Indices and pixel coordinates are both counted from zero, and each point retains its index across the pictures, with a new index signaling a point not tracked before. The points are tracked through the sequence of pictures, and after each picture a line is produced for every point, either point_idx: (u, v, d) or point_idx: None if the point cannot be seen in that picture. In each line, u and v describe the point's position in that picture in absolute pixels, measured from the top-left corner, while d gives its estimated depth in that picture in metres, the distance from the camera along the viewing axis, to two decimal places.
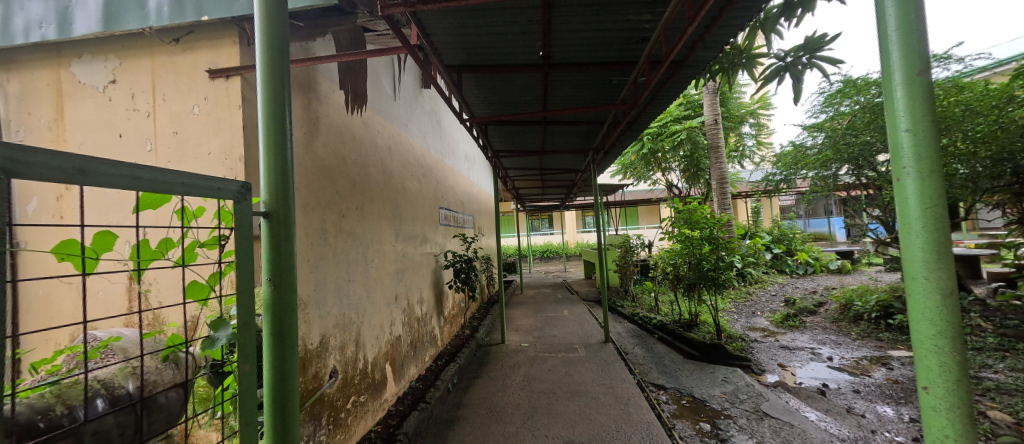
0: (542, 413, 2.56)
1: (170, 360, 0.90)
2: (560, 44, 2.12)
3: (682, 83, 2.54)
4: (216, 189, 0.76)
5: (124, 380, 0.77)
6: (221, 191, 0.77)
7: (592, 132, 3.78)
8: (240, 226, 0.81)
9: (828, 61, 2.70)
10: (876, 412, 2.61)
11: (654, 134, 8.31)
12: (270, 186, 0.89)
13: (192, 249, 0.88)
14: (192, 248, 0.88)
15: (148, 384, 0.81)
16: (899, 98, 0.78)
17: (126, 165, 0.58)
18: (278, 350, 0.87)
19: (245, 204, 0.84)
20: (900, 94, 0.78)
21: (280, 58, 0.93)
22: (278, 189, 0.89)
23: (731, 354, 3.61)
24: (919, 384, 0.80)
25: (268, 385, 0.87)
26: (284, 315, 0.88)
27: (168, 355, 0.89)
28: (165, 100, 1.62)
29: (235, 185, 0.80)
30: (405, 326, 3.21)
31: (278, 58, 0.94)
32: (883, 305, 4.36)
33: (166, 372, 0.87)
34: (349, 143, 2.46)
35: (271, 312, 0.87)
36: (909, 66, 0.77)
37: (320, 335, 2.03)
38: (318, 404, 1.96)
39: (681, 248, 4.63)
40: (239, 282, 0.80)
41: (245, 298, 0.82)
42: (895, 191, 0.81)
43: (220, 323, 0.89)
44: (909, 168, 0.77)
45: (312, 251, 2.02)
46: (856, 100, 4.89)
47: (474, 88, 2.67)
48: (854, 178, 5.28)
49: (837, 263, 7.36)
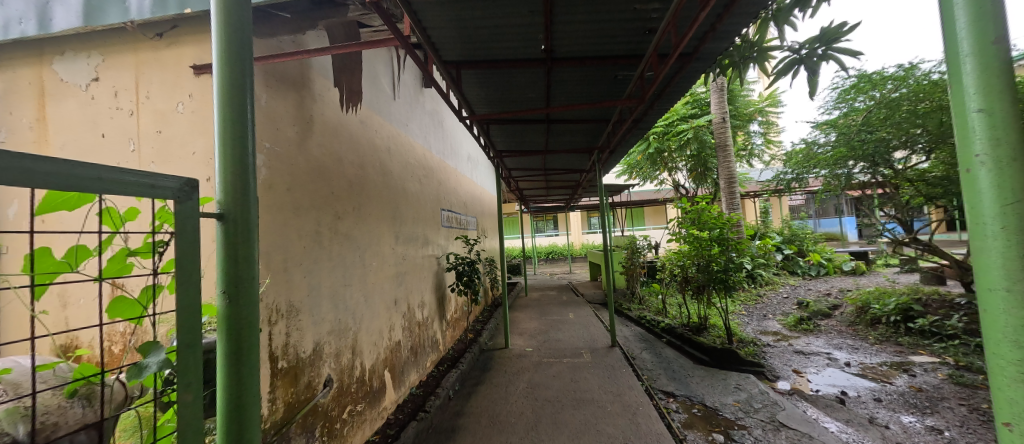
0: (546, 423, 2.45)
1: (78, 395, 0.82)
2: (562, 37, 2.02)
3: (692, 76, 2.42)
4: (151, 187, 0.70)
5: (14, 424, 0.70)
6: (156, 188, 0.70)
7: (597, 131, 3.68)
8: (181, 229, 0.74)
9: (845, 53, 2.57)
10: (901, 423, 2.45)
11: (661, 133, 8.15)
12: (225, 186, 0.81)
13: (123, 260, 0.80)
14: (123, 258, 0.80)
15: (41, 429, 0.73)
16: (971, 72, 0.71)
17: (12, 154, 0.52)
18: (232, 365, 0.79)
19: (190, 204, 0.76)
20: (971, 67, 0.71)
21: (238, 48, 0.85)
22: (233, 189, 0.81)
23: (742, 359, 3.47)
24: (1002, 418, 0.72)
25: (219, 409, 0.79)
26: (239, 328, 0.80)
27: (74, 390, 0.82)
28: (149, 98, 1.55)
29: (174, 181, 0.73)
30: (406, 331, 3.13)
31: (237, 48, 0.86)
32: (902, 308, 4.19)
33: (71, 411, 0.79)
34: (345, 142, 2.38)
35: (225, 323, 0.80)
36: (983, 34, 0.70)
37: (315, 342, 1.96)
38: (312, 414, 1.89)
39: (690, 249, 4.50)
40: (179, 294, 0.73)
41: (188, 312, 0.74)
42: (965, 185, 0.74)
43: (151, 347, 0.80)
44: (984, 155, 0.70)
45: (307, 255, 1.94)
46: (872, 95, 4.72)
47: (475, 86, 2.58)
48: (871, 176, 5.11)
49: (851, 264, 7.15)
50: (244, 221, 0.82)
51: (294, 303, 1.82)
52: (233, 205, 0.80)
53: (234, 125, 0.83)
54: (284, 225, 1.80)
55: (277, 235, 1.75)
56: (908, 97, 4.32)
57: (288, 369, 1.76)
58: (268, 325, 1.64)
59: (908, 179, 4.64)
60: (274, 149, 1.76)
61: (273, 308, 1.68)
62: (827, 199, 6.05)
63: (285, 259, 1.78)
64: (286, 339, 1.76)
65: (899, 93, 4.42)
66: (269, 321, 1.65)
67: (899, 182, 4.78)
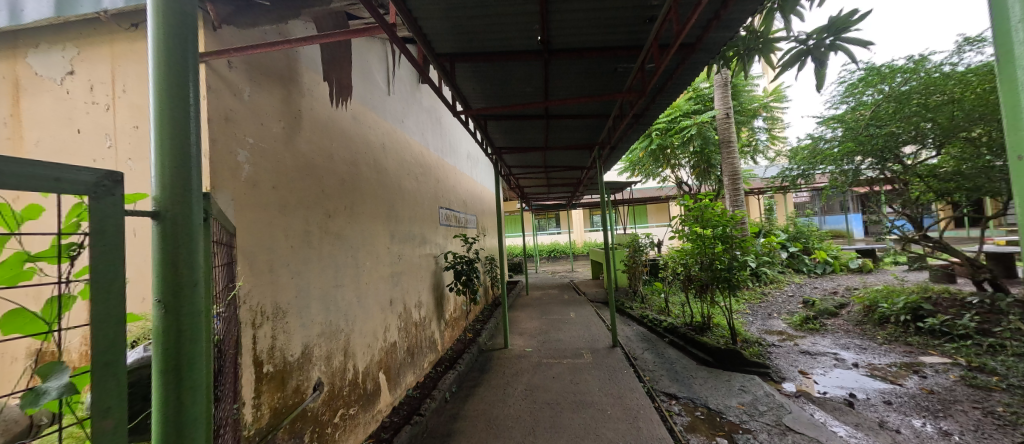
0: (544, 427, 2.38)
1: None
2: (559, 27, 1.94)
3: (695, 68, 2.33)
4: (55, 181, 0.48)
5: None
6: (64, 182, 0.48)
7: (597, 126, 3.58)
8: (97, 230, 0.52)
9: (856, 43, 2.43)
10: (912, 427, 2.36)
11: (663, 129, 8.02)
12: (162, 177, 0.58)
13: (19, 260, 0.64)
14: (20, 260, 0.65)
15: None
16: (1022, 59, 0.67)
17: None
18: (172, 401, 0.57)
19: (111, 201, 0.54)
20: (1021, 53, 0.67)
21: None
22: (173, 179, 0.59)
23: (747, 360, 3.38)
24: None
25: None
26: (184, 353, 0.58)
27: None
28: (125, 92, 1.49)
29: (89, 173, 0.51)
30: (402, 331, 3.07)
31: None
32: (911, 307, 4.09)
33: None
34: (336, 139, 2.31)
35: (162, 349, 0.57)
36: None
37: (304, 345, 1.90)
38: (300, 420, 1.83)
39: (693, 247, 4.41)
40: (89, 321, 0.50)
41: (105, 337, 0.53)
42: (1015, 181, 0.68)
43: (51, 371, 0.60)
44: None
45: (294, 255, 1.88)
46: (880, 89, 4.60)
47: (470, 80, 2.50)
48: (880, 173, 4.99)
49: (857, 261, 7.02)
50: (190, 227, 0.59)
51: (280, 305, 1.76)
52: (174, 205, 0.58)
53: (177, 98, 0.61)
54: (270, 223, 1.73)
55: (263, 235, 1.68)
56: (917, 91, 4.20)
57: (275, 373, 1.70)
58: (252, 328, 1.58)
59: (918, 174, 4.52)
60: (258, 145, 1.70)
61: (258, 310, 1.62)
62: (834, 196, 5.93)
63: (270, 259, 1.72)
64: (272, 342, 1.69)
65: (909, 86, 4.31)
66: (253, 324, 1.59)
67: (909, 178, 4.66)
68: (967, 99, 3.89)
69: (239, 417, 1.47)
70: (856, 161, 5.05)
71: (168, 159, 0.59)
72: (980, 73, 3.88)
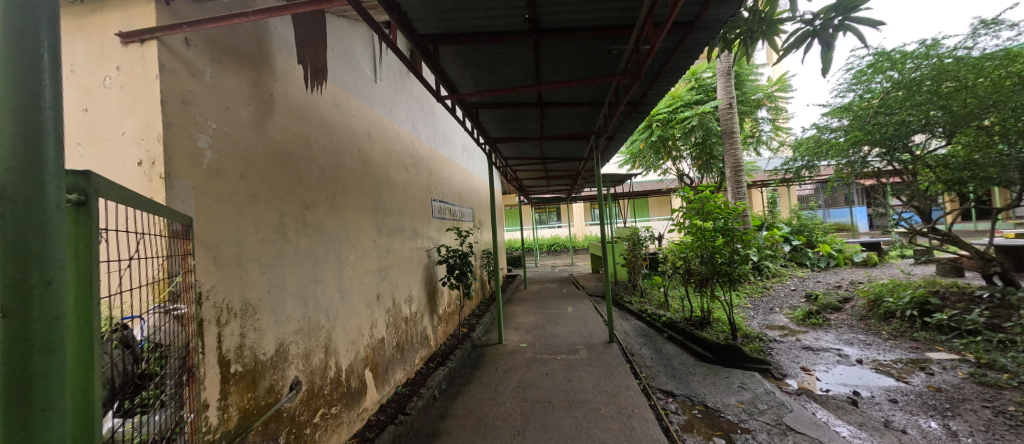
0: (534, 427, 2.29)
1: None
2: (547, 4, 1.79)
3: (695, 49, 2.18)
4: None
5: None
6: None
7: (593, 114, 3.44)
8: None
9: (865, 24, 2.25)
10: (919, 428, 2.25)
11: (664, 120, 7.83)
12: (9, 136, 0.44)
13: None
14: None
15: None
16: None
17: None
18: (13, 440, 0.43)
19: None
20: None
21: None
22: (23, 144, 0.45)
23: (747, 357, 3.30)
24: None
25: None
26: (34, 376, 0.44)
27: None
28: (74, 72, 1.41)
29: None
30: (390, 327, 2.98)
31: None
32: (918, 302, 3.96)
33: None
34: (315, 126, 2.19)
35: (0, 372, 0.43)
36: None
37: (277, 343, 1.81)
38: (274, 421, 1.75)
39: (693, 240, 4.29)
40: None
41: None
42: None
43: None
44: None
45: (266, 249, 1.77)
46: (889, 76, 4.42)
47: (456, 64, 2.36)
48: (889, 164, 4.83)
49: (862, 255, 6.87)
50: (47, 214, 0.46)
51: (249, 301, 1.66)
52: (16, 180, 0.43)
53: (24, 45, 0.47)
54: (237, 216, 1.63)
55: (229, 227, 1.58)
56: (929, 77, 4.02)
57: (246, 373, 1.61)
58: (217, 326, 1.49)
59: (927, 164, 4.36)
60: (223, 130, 1.58)
61: (223, 307, 1.52)
62: (839, 187, 5.77)
63: (237, 252, 1.61)
64: (241, 340, 1.61)
65: (920, 73, 4.13)
66: (218, 322, 1.49)
67: (917, 169, 4.50)
68: (981, 86, 3.71)
69: (202, 419, 1.38)
70: (863, 151, 4.88)
71: (12, 122, 0.44)
72: (996, 58, 3.70)
